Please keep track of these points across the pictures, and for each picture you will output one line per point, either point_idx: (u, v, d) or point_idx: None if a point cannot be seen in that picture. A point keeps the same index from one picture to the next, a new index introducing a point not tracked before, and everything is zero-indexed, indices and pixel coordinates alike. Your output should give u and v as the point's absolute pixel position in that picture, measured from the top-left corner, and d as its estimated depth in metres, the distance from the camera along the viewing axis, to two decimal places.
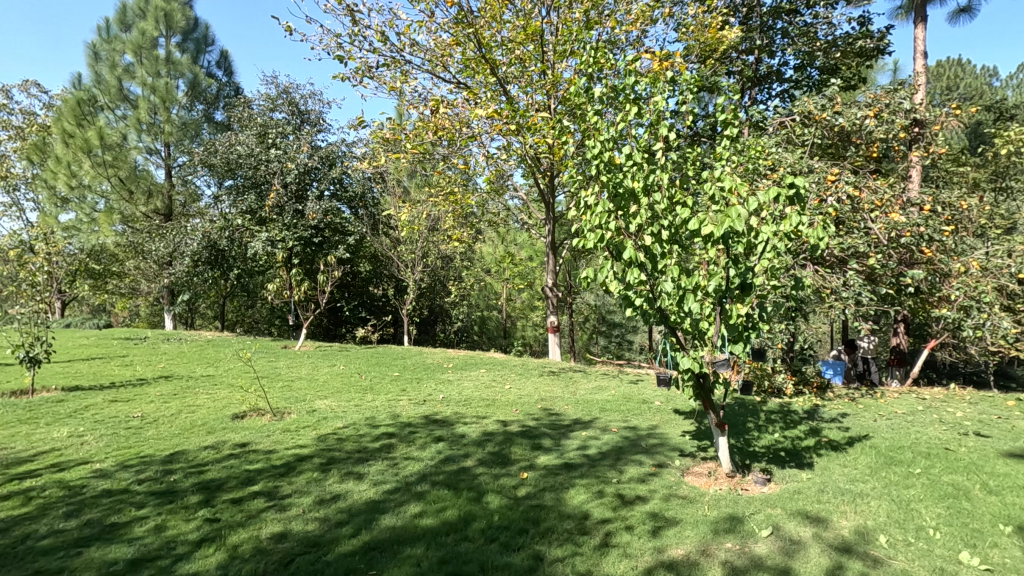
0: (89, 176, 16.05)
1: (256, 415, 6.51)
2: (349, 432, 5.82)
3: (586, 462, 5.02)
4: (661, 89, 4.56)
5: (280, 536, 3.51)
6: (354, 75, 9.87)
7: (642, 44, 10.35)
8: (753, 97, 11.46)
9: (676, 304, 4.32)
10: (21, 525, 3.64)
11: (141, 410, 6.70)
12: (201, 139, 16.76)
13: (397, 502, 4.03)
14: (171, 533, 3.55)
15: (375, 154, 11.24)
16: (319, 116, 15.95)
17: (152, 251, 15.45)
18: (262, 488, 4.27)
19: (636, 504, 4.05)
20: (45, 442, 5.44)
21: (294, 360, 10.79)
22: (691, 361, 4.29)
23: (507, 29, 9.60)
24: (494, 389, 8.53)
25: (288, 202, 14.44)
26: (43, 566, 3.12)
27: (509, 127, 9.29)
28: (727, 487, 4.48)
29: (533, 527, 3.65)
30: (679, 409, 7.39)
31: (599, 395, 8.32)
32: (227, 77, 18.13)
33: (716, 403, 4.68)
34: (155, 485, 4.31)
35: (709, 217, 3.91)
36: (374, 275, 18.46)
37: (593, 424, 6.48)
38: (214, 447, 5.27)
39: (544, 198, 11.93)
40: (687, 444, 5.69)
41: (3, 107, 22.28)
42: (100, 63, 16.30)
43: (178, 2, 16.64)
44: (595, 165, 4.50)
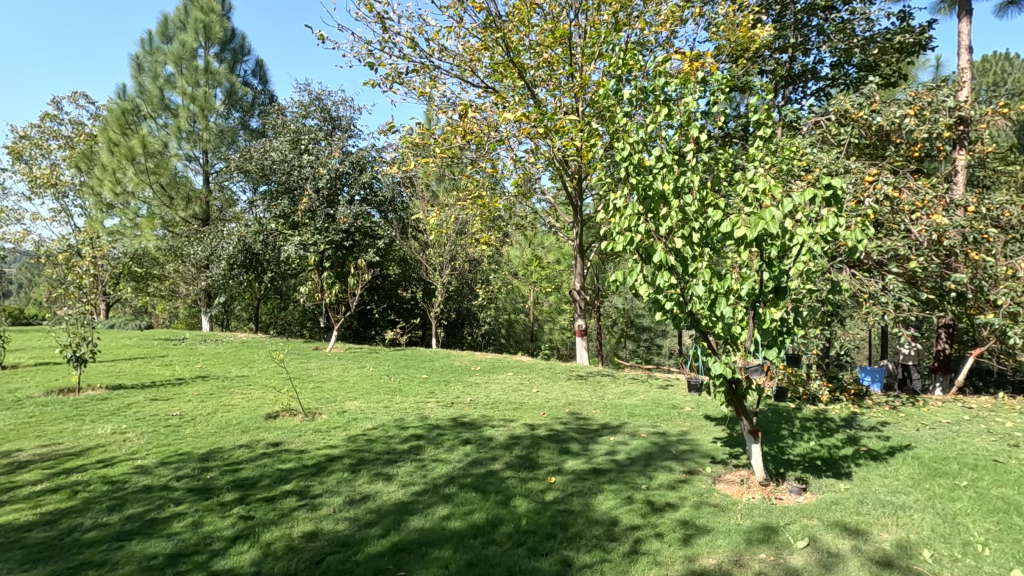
0: (133, 184, 16.48)
1: (288, 415, 6.65)
2: (378, 433, 5.89)
3: (614, 467, 4.96)
4: (692, 90, 4.50)
5: (311, 535, 3.57)
6: (384, 82, 10.00)
7: (671, 45, 10.26)
8: (786, 96, 11.21)
9: (708, 307, 4.25)
10: (68, 518, 3.80)
11: (180, 409, 6.92)
12: (237, 145, 17.25)
13: (425, 504, 4.05)
14: (208, 529, 3.64)
15: (404, 159, 11.37)
16: (350, 121, 16.23)
17: (191, 254, 15.98)
18: (294, 487, 4.35)
19: (666, 511, 3.99)
20: (91, 438, 5.67)
21: (325, 362, 10.98)
22: (723, 366, 4.23)
23: (535, 33, 9.61)
24: (521, 392, 8.52)
25: (320, 206, 14.77)
26: (87, 558, 3.24)
27: (537, 130, 9.31)
28: (761, 496, 4.37)
29: (561, 532, 3.63)
30: (710, 415, 7.27)
31: (628, 400, 8.23)
32: (262, 86, 18.61)
33: (749, 410, 4.58)
34: (192, 482, 4.43)
35: (742, 219, 3.84)
36: (403, 278, 18.67)
37: (622, 429, 6.41)
38: (248, 446, 5.40)
39: (572, 201, 11.89)
40: (718, 451, 5.58)
41: (53, 118, 23.37)
42: (143, 74, 17.01)
43: (216, 14, 17.19)
44: (625, 167, 4.47)
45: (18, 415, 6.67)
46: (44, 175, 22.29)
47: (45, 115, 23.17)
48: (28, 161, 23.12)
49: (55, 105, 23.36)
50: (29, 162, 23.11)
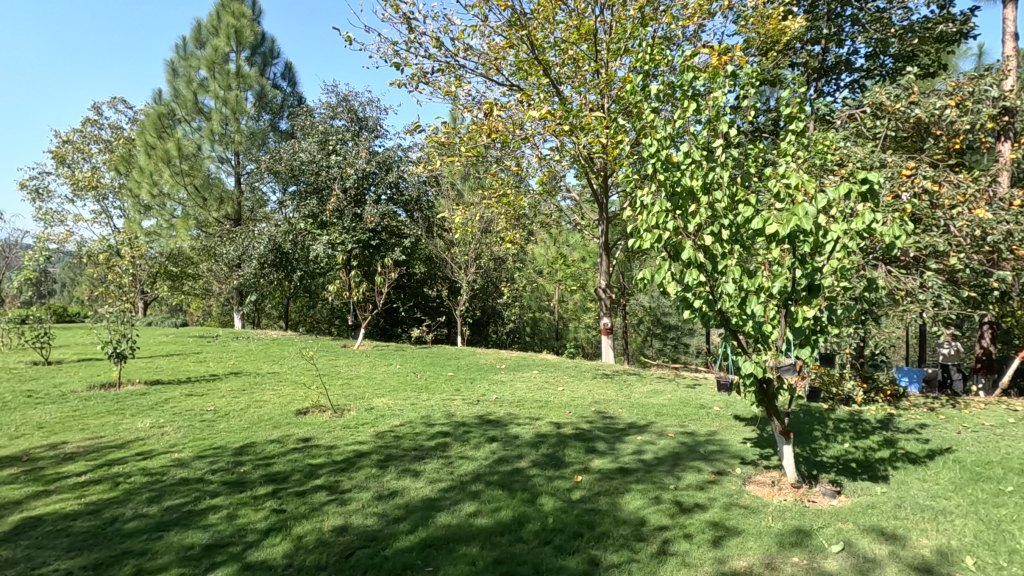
0: (168, 185, 17.00)
1: (317, 411, 6.77)
2: (405, 430, 5.96)
3: (641, 467, 4.92)
4: (722, 84, 4.42)
5: (341, 529, 3.63)
6: (410, 82, 10.09)
7: (699, 39, 10.08)
8: (819, 89, 10.90)
9: (738, 306, 4.17)
10: (111, 508, 3.94)
11: (214, 404, 7.11)
12: (267, 147, 17.61)
13: (452, 500, 4.08)
14: (242, 521, 3.74)
15: (430, 158, 11.42)
16: (376, 122, 16.42)
17: (223, 254, 16.42)
18: (324, 482, 4.44)
19: (695, 512, 3.94)
20: (130, 432, 5.88)
21: (352, 359, 11.14)
22: (754, 365, 4.15)
23: (560, 30, 9.57)
24: (546, 391, 8.50)
25: (348, 206, 14.99)
26: (129, 547, 3.37)
27: (562, 127, 9.24)
28: (793, 498, 4.28)
29: (588, 531, 3.62)
30: (739, 415, 7.14)
31: (655, 399, 8.14)
32: (291, 88, 18.96)
33: (780, 410, 4.50)
34: (227, 476, 4.56)
35: (773, 215, 3.75)
36: (429, 276, 18.81)
37: (649, 429, 6.34)
38: (279, 441, 5.52)
39: (597, 199, 11.79)
40: (749, 452, 5.48)
41: (94, 123, 24.25)
42: (178, 79, 17.52)
43: (247, 19, 17.56)
44: (652, 163, 4.39)
45: (63, 408, 6.95)
46: (86, 178, 23.15)
47: (86, 120, 24.04)
48: (70, 165, 24.03)
49: (95, 111, 24.22)
50: (71, 166, 24.02)
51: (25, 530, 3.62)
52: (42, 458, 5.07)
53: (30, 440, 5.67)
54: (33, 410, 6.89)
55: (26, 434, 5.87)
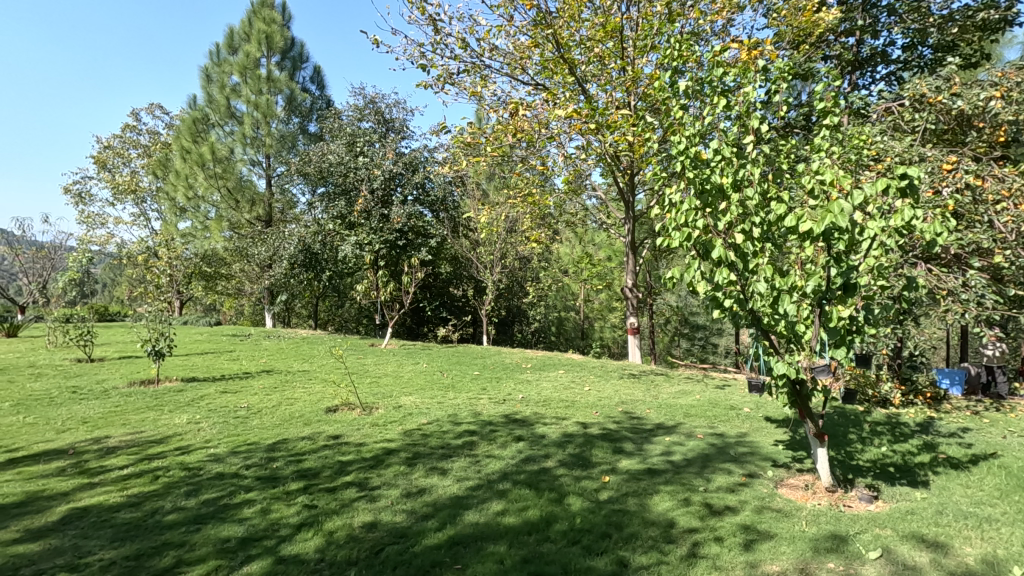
0: (203, 188, 17.53)
1: (347, 408, 6.89)
2: (433, 428, 6.01)
3: (670, 468, 4.86)
4: (752, 79, 4.35)
5: (371, 525, 3.68)
6: (435, 83, 10.17)
7: (728, 34, 9.92)
8: (853, 82, 10.58)
9: (770, 305, 4.09)
10: (151, 501, 4.08)
11: (247, 401, 7.29)
12: (297, 149, 17.95)
13: (480, 499, 4.10)
14: (275, 516, 3.83)
15: (455, 159, 11.47)
16: (402, 123, 16.61)
17: (255, 255, 16.83)
18: (353, 479, 4.51)
19: (726, 514, 3.87)
20: (168, 427, 6.08)
21: (380, 358, 11.30)
22: (787, 366, 4.06)
23: (585, 27, 9.52)
24: (573, 390, 8.47)
25: (375, 207, 15.19)
26: (169, 538, 3.48)
27: (588, 126, 9.17)
28: (828, 502, 4.17)
29: (616, 532, 3.59)
30: (770, 416, 7.00)
31: (684, 400, 8.02)
32: (319, 91, 19.30)
33: (814, 412, 4.40)
34: (260, 471, 4.67)
35: (807, 212, 3.66)
36: (455, 276, 18.93)
37: (677, 429, 6.26)
38: (310, 438, 5.63)
39: (624, 197, 11.70)
40: (781, 454, 5.37)
41: (133, 128, 25.10)
42: (212, 84, 18.01)
43: (277, 24, 17.94)
44: (681, 161, 4.33)
45: (106, 404, 7.22)
46: (126, 182, 24.00)
47: (126, 126, 24.92)
48: (111, 169, 24.93)
49: (134, 117, 25.08)
50: (112, 170, 24.93)
51: (72, 520, 3.77)
52: (87, 451, 5.28)
53: (75, 434, 5.91)
54: (78, 405, 7.19)
55: (72, 428, 6.13)
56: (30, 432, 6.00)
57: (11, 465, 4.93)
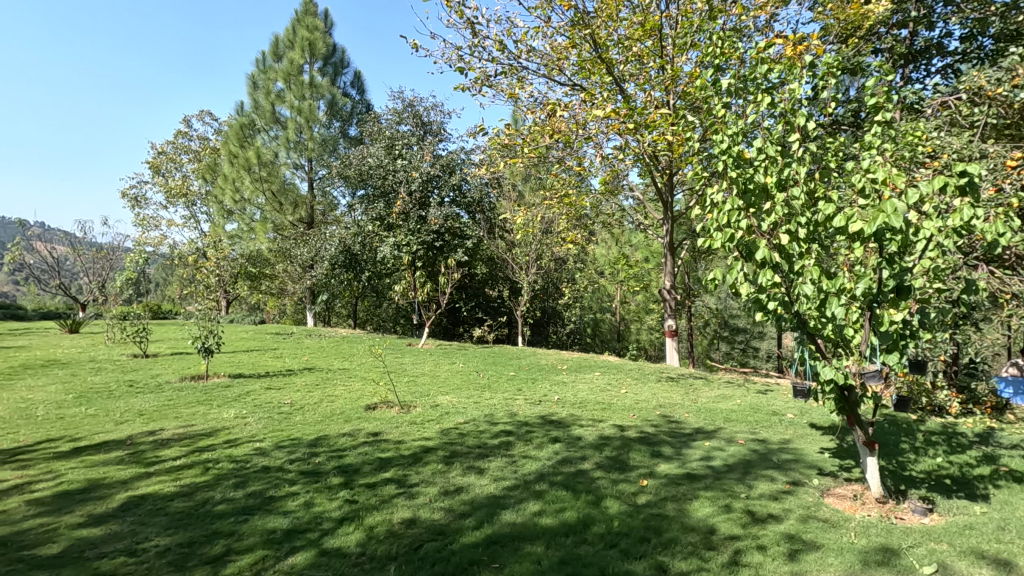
0: (249, 192, 18.22)
1: (386, 406, 7.03)
2: (469, 427, 6.06)
3: (710, 474, 4.76)
4: (799, 75, 4.23)
5: (410, 522, 3.75)
6: (473, 85, 10.26)
7: (771, 29, 9.67)
8: (906, 76, 10.14)
9: (817, 308, 3.95)
10: (202, 492, 4.26)
11: (290, 398, 7.52)
12: (338, 153, 18.38)
13: (517, 499, 4.12)
14: (318, 509, 3.94)
15: (491, 160, 11.51)
16: (440, 126, 16.82)
17: (298, 256, 17.35)
18: (392, 475, 4.59)
19: (769, 522, 3.77)
20: (217, 421, 6.33)
21: (418, 357, 11.48)
22: (835, 371, 3.92)
23: (624, 26, 9.45)
24: (609, 393, 8.40)
25: (413, 208, 15.44)
26: (219, 528, 3.63)
27: (625, 126, 9.04)
28: (878, 514, 4.01)
29: (655, 536, 3.55)
30: (816, 423, 6.78)
31: (724, 404, 7.84)
32: (359, 96, 19.73)
33: (863, 419, 4.24)
34: (303, 466, 4.81)
35: (857, 212, 3.52)
36: (491, 277, 19.02)
37: (717, 434, 6.14)
38: (351, 435, 5.77)
39: (662, 197, 11.53)
40: (828, 463, 5.19)
41: (185, 135, 26.23)
42: (258, 91, 18.64)
43: (319, 31, 18.45)
44: (723, 160, 4.24)
45: (159, 398, 7.58)
46: (178, 186, 25.11)
47: (178, 132, 26.04)
48: (165, 174, 26.10)
49: (186, 124, 26.18)
50: (165, 175, 26.11)
51: (130, 507, 3.97)
52: (143, 442, 5.55)
53: (133, 426, 6.22)
54: (134, 399, 7.57)
55: (129, 420, 6.45)
56: (92, 422, 6.36)
57: (76, 453, 5.24)
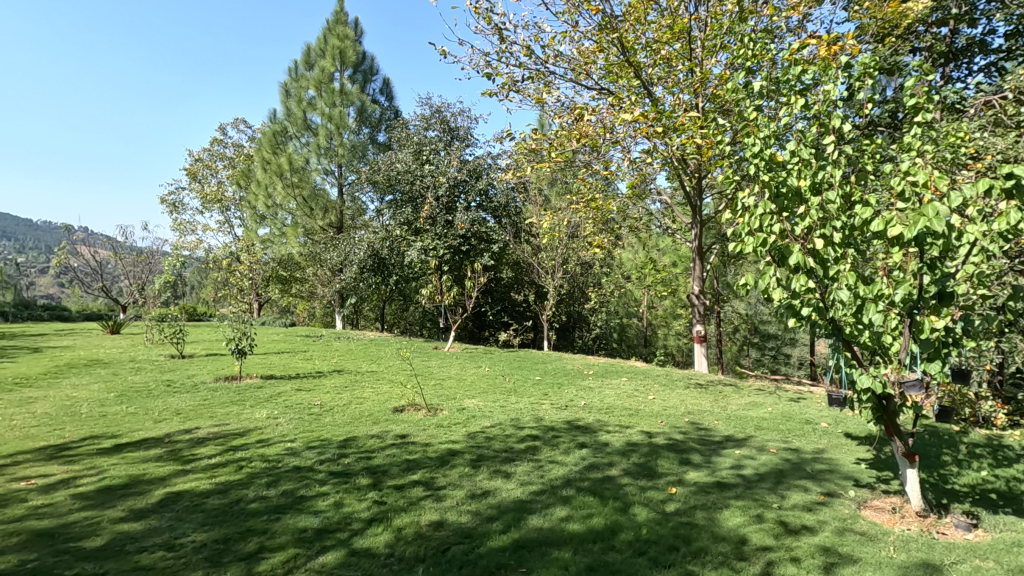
0: (281, 197, 18.68)
1: (413, 409, 7.10)
2: (496, 431, 6.08)
3: (741, 483, 4.67)
4: (834, 76, 4.14)
5: (438, 524, 3.78)
6: (500, 90, 10.30)
7: (804, 29, 9.47)
8: (946, 75, 9.82)
9: (853, 314, 3.85)
10: (236, 489, 4.38)
11: (320, 399, 7.66)
12: (367, 159, 18.68)
13: (544, 504, 4.11)
14: (348, 510, 4.00)
15: (517, 165, 11.51)
16: (467, 131, 16.95)
17: (328, 259, 17.67)
18: (420, 477, 4.63)
19: (803, 534, 3.68)
20: (250, 421, 6.49)
21: (443, 360, 11.57)
22: (872, 380, 3.82)
23: (652, 30, 9.40)
24: (636, 399, 8.32)
25: (440, 213, 15.57)
26: (252, 525, 3.72)
27: (654, 130, 8.88)
28: (919, 528, 3.87)
29: (684, 545, 3.49)
30: (851, 433, 6.58)
31: (755, 412, 7.68)
32: (388, 102, 20.03)
33: (902, 429, 4.12)
34: (333, 466, 4.89)
35: (897, 216, 3.41)
36: (516, 281, 19.03)
37: (748, 442, 6.01)
38: (379, 436, 5.85)
39: (690, 201, 11.38)
40: (864, 474, 5.04)
41: (220, 142, 27.00)
42: (291, 99, 19.09)
43: (350, 40, 18.81)
44: (755, 164, 4.15)
45: (194, 398, 7.79)
46: (213, 192, 25.87)
47: (214, 140, 26.83)
48: (201, 180, 26.91)
49: (221, 131, 26.97)
50: (201, 181, 26.93)
51: (168, 503, 4.10)
52: (180, 440, 5.72)
53: (170, 424, 6.42)
54: (172, 398, 7.81)
55: (167, 419, 6.66)
56: (132, 420, 6.59)
57: (118, 450, 5.43)
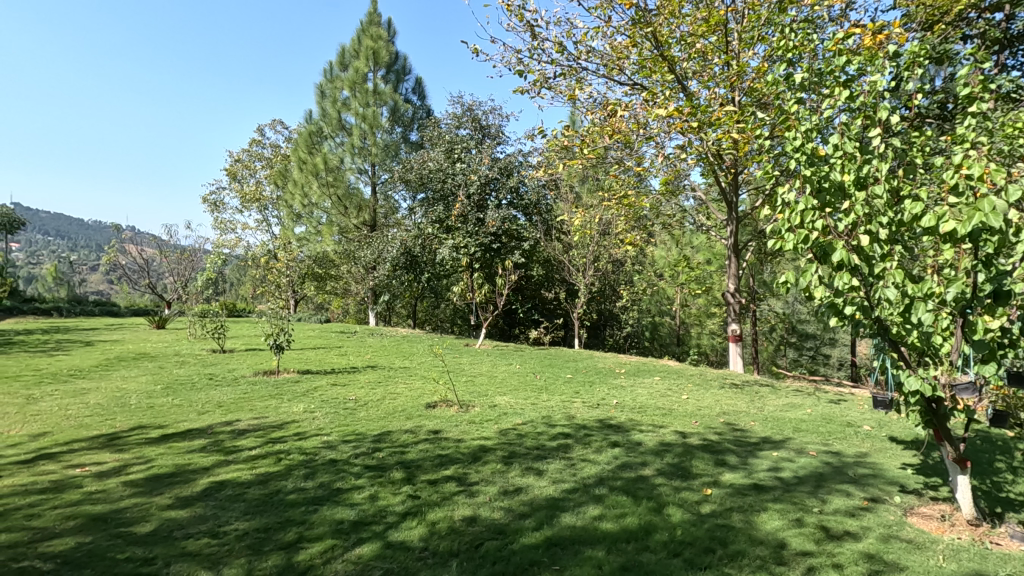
0: (317, 197, 19.10)
1: (445, 405, 7.17)
2: (528, 428, 6.09)
3: (779, 486, 4.55)
4: (881, 66, 3.97)
5: (471, 520, 3.80)
6: (532, 88, 10.27)
7: (848, 18, 9.13)
8: (1001, 63, 9.33)
9: (901, 313, 3.72)
10: (275, 480, 4.50)
11: (355, 394, 7.81)
12: (400, 158, 18.92)
13: (576, 502, 4.10)
14: (383, 503, 4.07)
15: (548, 163, 11.47)
16: (498, 129, 16.98)
17: (362, 257, 17.96)
18: (453, 473, 4.67)
19: (845, 540, 3.56)
20: (288, 415, 6.66)
21: (475, 357, 11.63)
22: (921, 382, 3.66)
23: (687, 23, 9.23)
24: (670, 398, 8.19)
25: (471, 211, 15.65)
26: (291, 515, 3.82)
27: (689, 124, 8.74)
28: (970, 537, 3.71)
29: (720, 548, 3.43)
30: (897, 437, 6.35)
31: (793, 414, 7.48)
32: (420, 101, 20.22)
33: (953, 434, 3.95)
34: (368, 460, 4.98)
35: (950, 211, 3.26)
36: (547, 279, 18.95)
37: (787, 445, 5.86)
38: (412, 431, 5.93)
39: (726, 197, 11.15)
40: (911, 479, 4.85)
41: (259, 143, 27.74)
42: (326, 100, 19.45)
43: (383, 40, 19.05)
44: (796, 158, 4.02)
45: (236, 391, 8.05)
46: (252, 192, 26.61)
47: (252, 141, 27.59)
48: (241, 180, 27.70)
49: (260, 132, 27.69)
50: (241, 181, 27.74)
51: (212, 492, 4.25)
52: (222, 432, 5.92)
53: (212, 416, 6.64)
54: (214, 391, 8.09)
55: (210, 411, 6.90)
56: (177, 412, 6.85)
57: (165, 440, 5.66)
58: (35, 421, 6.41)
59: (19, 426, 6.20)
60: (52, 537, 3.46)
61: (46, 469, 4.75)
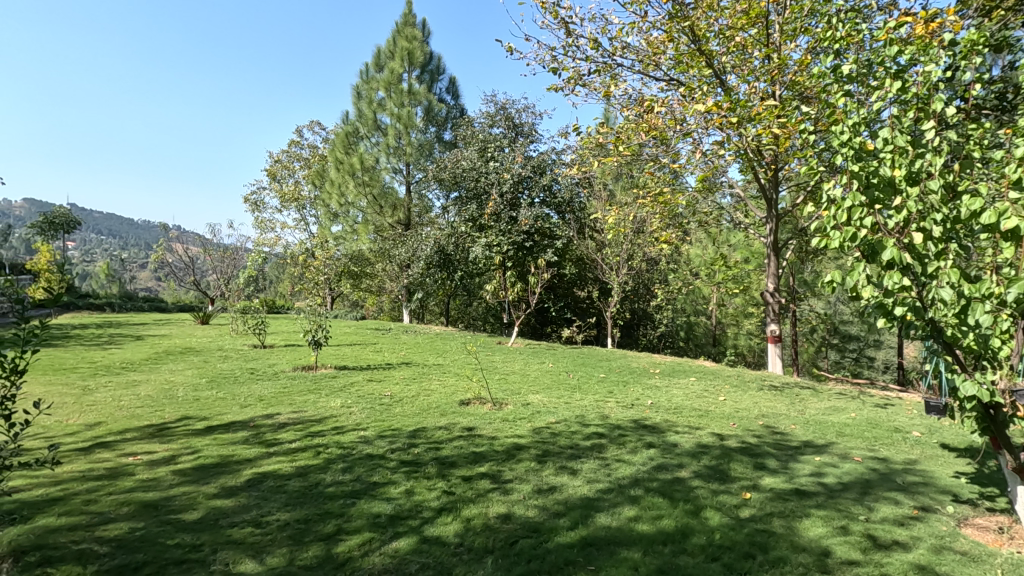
0: (353, 196, 19.48)
1: (479, 402, 7.22)
2: (561, 428, 6.07)
3: (823, 491, 4.41)
4: (936, 55, 3.77)
5: (506, 517, 3.81)
6: (566, 85, 10.21)
7: (898, 6, 8.77)
8: None
9: (957, 315, 3.53)
10: (315, 473, 4.61)
11: (390, 390, 7.93)
12: (434, 156, 19.12)
13: (611, 503, 4.06)
14: (419, 498, 4.13)
15: (581, 161, 11.37)
16: (531, 127, 16.98)
17: (396, 255, 18.19)
18: (487, 470, 4.70)
19: (894, 550, 3.43)
20: (325, 409, 6.82)
21: (507, 355, 11.64)
22: (979, 387, 3.47)
23: (726, 16, 9.04)
24: (706, 399, 8.02)
25: (504, 210, 15.65)
26: (330, 508, 3.91)
27: (728, 120, 8.52)
28: None
29: (761, 554, 3.35)
30: (949, 444, 6.07)
31: (836, 417, 7.24)
32: (454, 100, 20.37)
33: (1013, 442, 3.74)
34: (404, 455, 5.06)
35: (1011, 207, 3.09)
36: (579, 278, 18.95)
37: (830, 449, 5.67)
38: (446, 428, 5.98)
39: (765, 194, 10.86)
40: (965, 489, 4.62)
41: (297, 144, 28.42)
42: (362, 100, 19.80)
43: (417, 41, 19.24)
44: (843, 153, 3.87)
45: (275, 385, 8.28)
46: (290, 192, 27.30)
47: (291, 142, 28.27)
48: (280, 180, 28.45)
49: (299, 134, 28.35)
50: (280, 181, 28.49)
51: (255, 483, 4.39)
52: (263, 425, 6.10)
53: (254, 410, 6.85)
54: (255, 385, 8.34)
55: (252, 404, 7.12)
56: (221, 405, 7.09)
57: (209, 431, 5.86)
58: (91, 410, 6.74)
59: (77, 415, 6.53)
60: (108, 522, 3.63)
61: (101, 457, 4.98)
